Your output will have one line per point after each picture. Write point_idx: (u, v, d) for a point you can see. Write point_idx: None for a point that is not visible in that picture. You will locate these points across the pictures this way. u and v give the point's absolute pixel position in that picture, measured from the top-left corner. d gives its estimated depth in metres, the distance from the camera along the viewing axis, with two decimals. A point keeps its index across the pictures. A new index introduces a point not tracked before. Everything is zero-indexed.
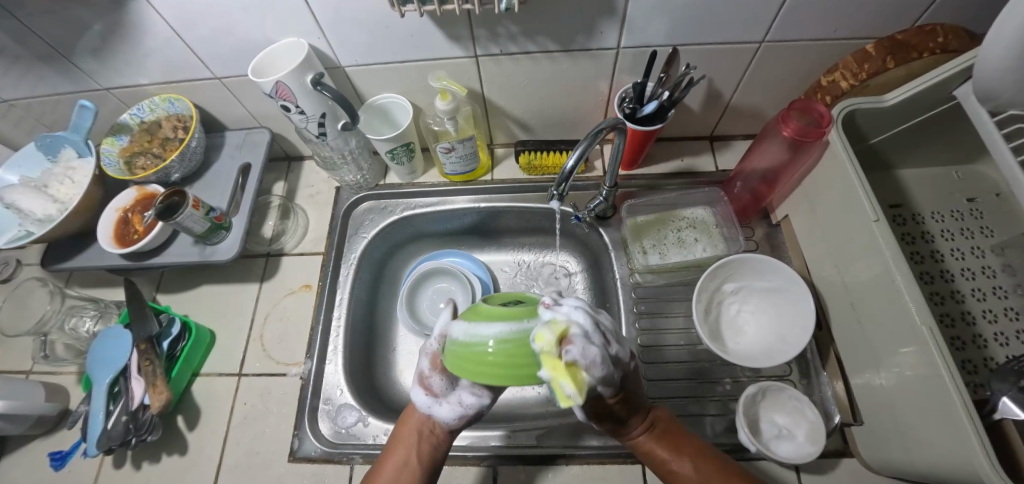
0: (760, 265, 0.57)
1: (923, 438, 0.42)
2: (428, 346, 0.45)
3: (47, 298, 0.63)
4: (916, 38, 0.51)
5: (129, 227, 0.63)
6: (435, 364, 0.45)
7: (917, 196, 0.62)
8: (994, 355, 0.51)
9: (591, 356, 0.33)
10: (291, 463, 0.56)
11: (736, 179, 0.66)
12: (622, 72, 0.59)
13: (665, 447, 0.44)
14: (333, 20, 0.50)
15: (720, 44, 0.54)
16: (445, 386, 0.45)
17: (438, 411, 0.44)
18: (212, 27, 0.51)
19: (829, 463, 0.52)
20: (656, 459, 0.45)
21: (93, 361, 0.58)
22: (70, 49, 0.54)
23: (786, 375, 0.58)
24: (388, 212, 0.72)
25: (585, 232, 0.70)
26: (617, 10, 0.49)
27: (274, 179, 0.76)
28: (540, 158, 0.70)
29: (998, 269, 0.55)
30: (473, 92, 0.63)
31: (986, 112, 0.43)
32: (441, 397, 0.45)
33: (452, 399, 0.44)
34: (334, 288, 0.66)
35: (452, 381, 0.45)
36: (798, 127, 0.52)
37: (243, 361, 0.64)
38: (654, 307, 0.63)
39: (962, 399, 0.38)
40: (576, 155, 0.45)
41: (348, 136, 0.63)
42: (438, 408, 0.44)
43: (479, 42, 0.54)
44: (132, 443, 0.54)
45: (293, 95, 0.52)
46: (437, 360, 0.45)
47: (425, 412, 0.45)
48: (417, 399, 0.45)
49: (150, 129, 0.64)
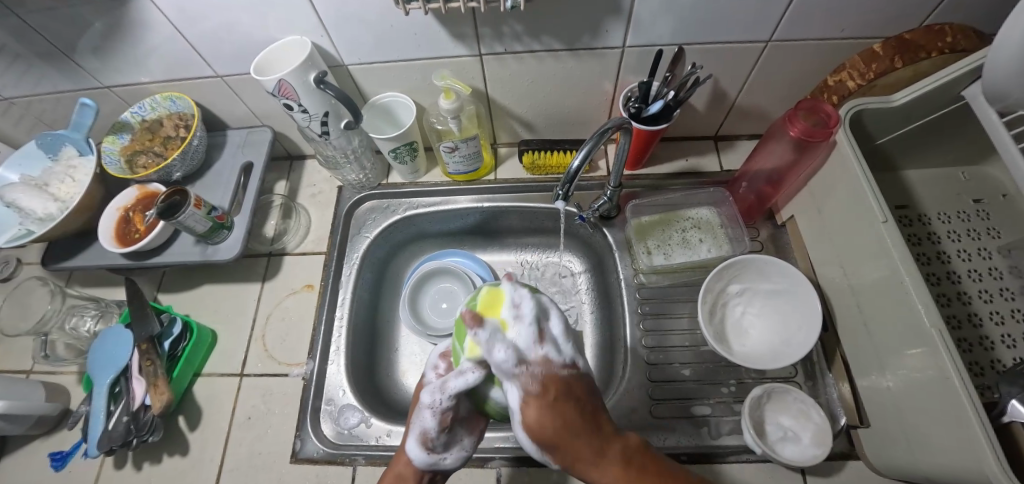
0: (767, 266, 0.57)
1: (931, 442, 0.42)
2: (438, 404, 0.39)
3: (48, 298, 0.62)
4: (924, 38, 0.50)
5: (130, 226, 0.62)
6: (443, 422, 0.39)
7: (923, 197, 0.62)
8: (1001, 357, 0.50)
9: (505, 364, 0.36)
10: (294, 464, 0.56)
11: (742, 179, 0.65)
12: (627, 72, 0.59)
13: (642, 483, 0.36)
14: (336, 18, 0.50)
15: (726, 43, 0.54)
16: (446, 442, 0.40)
17: (442, 463, 0.41)
18: (215, 24, 0.51)
19: (836, 466, 0.52)
20: None
21: (94, 361, 0.57)
22: (72, 46, 0.54)
23: (792, 377, 0.57)
24: (391, 211, 0.71)
25: (590, 233, 0.70)
26: (623, 9, 0.49)
27: (275, 179, 0.76)
28: (543, 158, 0.70)
29: (1005, 271, 0.55)
30: (477, 91, 0.63)
31: (995, 113, 0.42)
32: (442, 452, 0.40)
33: (455, 448, 0.41)
34: (337, 288, 0.66)
35: (452, 436, 0.41)
36: (805, 127, 0.51)
37: (245, 361, 0.63)
38: (658, 308, 0.63)
39: (972, 402, 0.37)
40: (581, 156, 0.45)
41: (351, 135, 0.63)
42: (441, 462, 0.40)
43: (484, 41, 0.53)
44: (133, 444, 0.53)
45: (295, 93, 0.51)
46: (445, 417, 0.39)
47: (421, 465, 0.40)
48: (413, 452, 0.40)
49: (152, 127, 0.64)
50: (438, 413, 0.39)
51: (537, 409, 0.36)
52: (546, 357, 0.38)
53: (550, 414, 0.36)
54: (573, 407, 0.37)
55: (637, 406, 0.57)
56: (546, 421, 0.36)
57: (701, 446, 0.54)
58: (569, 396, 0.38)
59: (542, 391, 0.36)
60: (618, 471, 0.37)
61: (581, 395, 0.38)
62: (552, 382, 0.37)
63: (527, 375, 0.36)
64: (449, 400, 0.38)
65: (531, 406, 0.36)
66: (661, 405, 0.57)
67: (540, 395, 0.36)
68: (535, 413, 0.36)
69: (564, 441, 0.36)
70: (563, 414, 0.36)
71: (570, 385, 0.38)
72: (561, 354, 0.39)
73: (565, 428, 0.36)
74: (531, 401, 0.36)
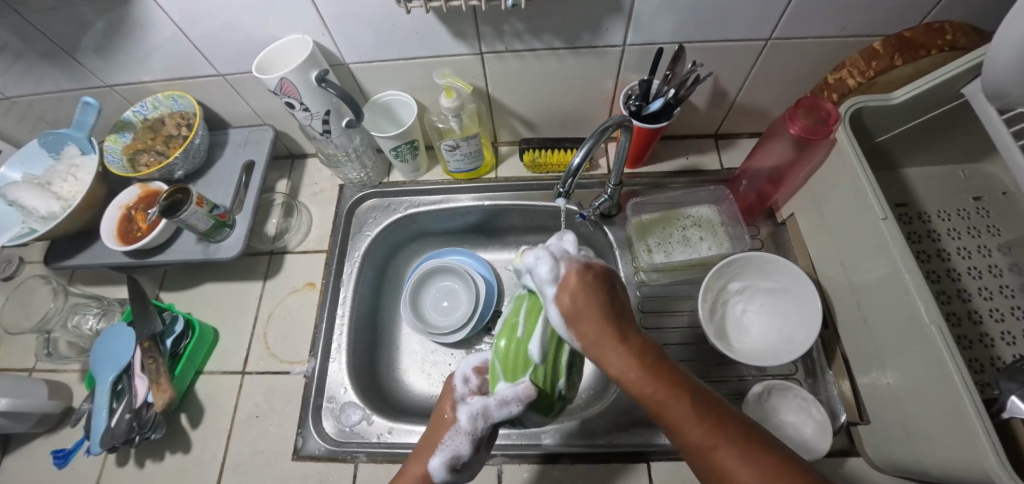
0: (767, 265, 0.57)
1: (932, 438, 0.42)
2: (474, 429, 0.42)
3: (50, 296, 0.63)
4: (924, 36, 0.50)
5: (132, 224, 0.62)
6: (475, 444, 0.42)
7: (923, 195, 0.62)
8: (1001, 354, 0.50)
9: (543, 259, 0.44)
10: (295, 462, 0.56)
11: (742, 177, 0.65)
12: (627, 70, 0.59)
13: (653, 380, 0.34)
14: (338, 16, 0.50)
15: (727, 41, 0.54)
16: (468, 462, 0.42)
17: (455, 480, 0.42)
18: (217, 23, 0.51)
19: (836, 463, 0.52)
20: (647, 394, 0.34)
21: (96, 359, 0.57)
22: (74, 46, 0.54)
23: (792, 374, 0.58)
24: (392, 210, 0.72)
25: (590, 232, 0.70)
26: (624, 7, 0.49)
27: (276, 177, 0.76)
28: (543, 156, 0.70)
29: (1005, 268, 0.55)
30: (478, 89, 0.63)
31: (995, 111, 0.43)
32: (462, 469, 0.42)
33: (473, 465, 0.44)
34: (338, 286, 0.66)
35: (474, 456, 0.43)
36: (805, 125, 0.52)
37: (247, 359, 0.63)
38: (659, 306, 0.63)
39: (971, 397, 0.37)
40: (582, 154, 0.45)
41: (353, 134, 0.63)
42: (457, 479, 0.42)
43: (485, 40, 0.53)
44: (135, 441, 0.53)
45: (297, 91, 0.52)
46: (476, 439, 0.42)
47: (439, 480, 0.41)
48: (437, 470, 0.41)
49: (154, 126, 0.64)
50: (475, 433, 0.42)
51: (567, 296, 0.41)
52: (578, 255, 0.45)
53: (579, 294, 0.40)
54: (605, 298, 0.40)
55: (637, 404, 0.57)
56: (575, 297, 0.40)
57: None
58: (603, 292, 0.41)
59: (578, 275, 0.42)
60: (632, 364, 0.36)
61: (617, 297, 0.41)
62: (586, 273, 0.42)
63: (574, 258, 0.44)
64: (488, 428, 0.42)
65: (563, 293, 0.41)
66: None
67: (580, 274, 0.42)
68: (567, 296, 0.41)
69: (586, 313, 0.39)
70: (591, 298, 0.40)
71: (604, 280, 0.42)
72: (586, 252, 0.46)
73: (592, 304, 0.40)
74: (566, 285, 0.41)
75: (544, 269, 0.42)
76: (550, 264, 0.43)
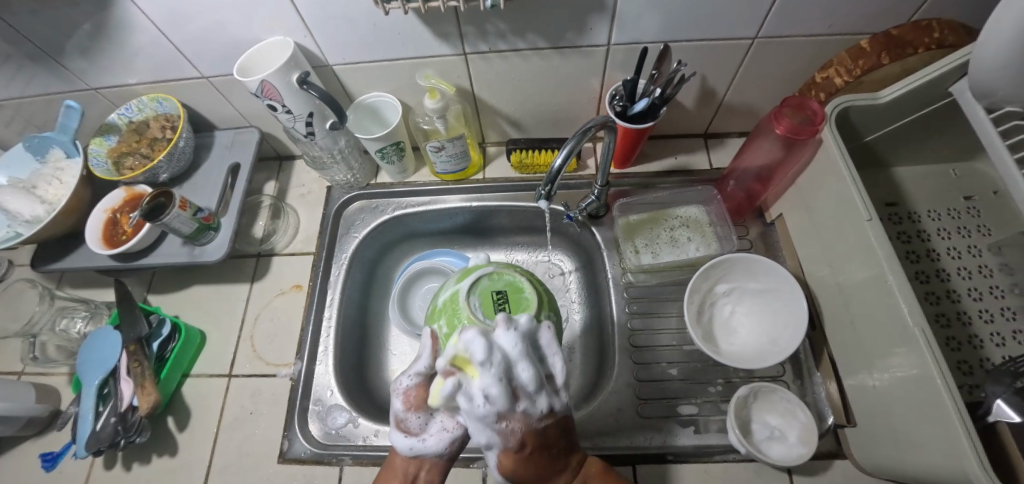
0: (753, 265, 0.57)
1: (918, 442, 0.41)
2: (401, 384, 0.39)
3: (36, 300, 0.63)
4: (912, 33, 0.50)
5: (117, 227, 0.62)
6: (409, 401, 0.38)
7: (913, 195, 0.61)
8: (991, 355, 0.50)
9: (480, 418, 0.32)
10: (281, 464, 0.56)
11: (730, 177, 0.65)
12: (613, 69, 0.59)
13: None
14: (318, 18, 0.50)
15: (712, 40, 0.54)
16: (422, 422, 0.37)
17: (423, 448, 0.36)
18: (198, 26, 0.51)
19: (823, 465, 0.52)
20: None
21: (81, 364, 0.58)
22: (57, 49, 0.54)
23: (780, 376, 0.57)
24: (380, 211, 0.71)
25: (578, 232, 0.69)
26: (607, 6, 0.48)
27: (264, 179, 0.76)
28: (530, 157, 0.69)
29: (995, 269, 0.54)
30: (463, 90, 0.63)
31: (982, 109, 0.42)
32: (422, 434, 0.37)
33: (437, 427, 0.37)
34: (325, 289, 0.66)
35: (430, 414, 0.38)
36: (791, 125, 0.51)
37: (234, 361, 0.63)
38: (647, 307, 0.63)
39: (955, 401, 0.37)
40: (563, 154, 0.44)
41: (337, 135, 0.63)
42: (423, 446, 0.37)
43: (468, 40, 0.53)
44: (120, 445, 0.53)
45: (279, 93, 0.51)
46: (412, 396, 0.38)
47: (410, 456, 0.37)
48: (396, 444, 0.37)
49: (139, 128, 0.64)
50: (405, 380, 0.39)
51: (509, 462, 0.34)
52: (523, 411, 0.33)
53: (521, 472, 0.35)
54: (546, 455, 0.36)
55: (624, 405, 0.57)
56: (520, 471, 0.35)
57: (687, 446, 0.53)
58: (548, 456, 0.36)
59: (518, 448, 0.34)
60: None
61: (560, 442, 0.37)
62: (530, 440, 0.34)
63: (513, 429, 0.33)
64: (414, 377, 0.39)
65: (505, 457, 0.34)
66: (648, 405, 0.56)
67: (513, 458, 0.34)
68: (508, 463, 0.34)
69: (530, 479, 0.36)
70: (541, 462, 0.36)
71: (545, 443, 0.35)
72: (539, 406, 0.34)
73: (536, 470, 0.36)
74: (505, 455, 0.34)
75: (477, 440, 0.33)
76: (484, 437, 0.33)
